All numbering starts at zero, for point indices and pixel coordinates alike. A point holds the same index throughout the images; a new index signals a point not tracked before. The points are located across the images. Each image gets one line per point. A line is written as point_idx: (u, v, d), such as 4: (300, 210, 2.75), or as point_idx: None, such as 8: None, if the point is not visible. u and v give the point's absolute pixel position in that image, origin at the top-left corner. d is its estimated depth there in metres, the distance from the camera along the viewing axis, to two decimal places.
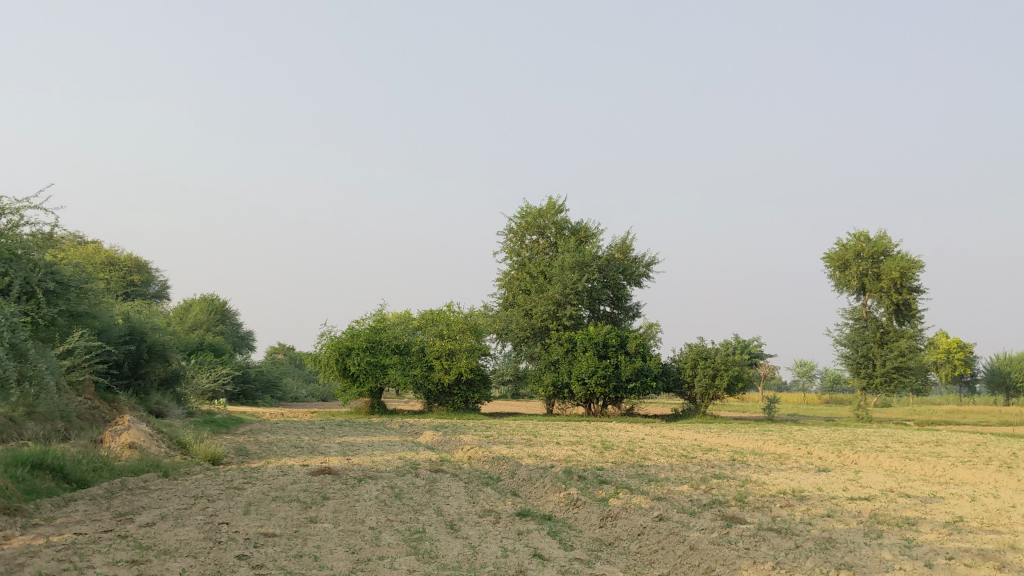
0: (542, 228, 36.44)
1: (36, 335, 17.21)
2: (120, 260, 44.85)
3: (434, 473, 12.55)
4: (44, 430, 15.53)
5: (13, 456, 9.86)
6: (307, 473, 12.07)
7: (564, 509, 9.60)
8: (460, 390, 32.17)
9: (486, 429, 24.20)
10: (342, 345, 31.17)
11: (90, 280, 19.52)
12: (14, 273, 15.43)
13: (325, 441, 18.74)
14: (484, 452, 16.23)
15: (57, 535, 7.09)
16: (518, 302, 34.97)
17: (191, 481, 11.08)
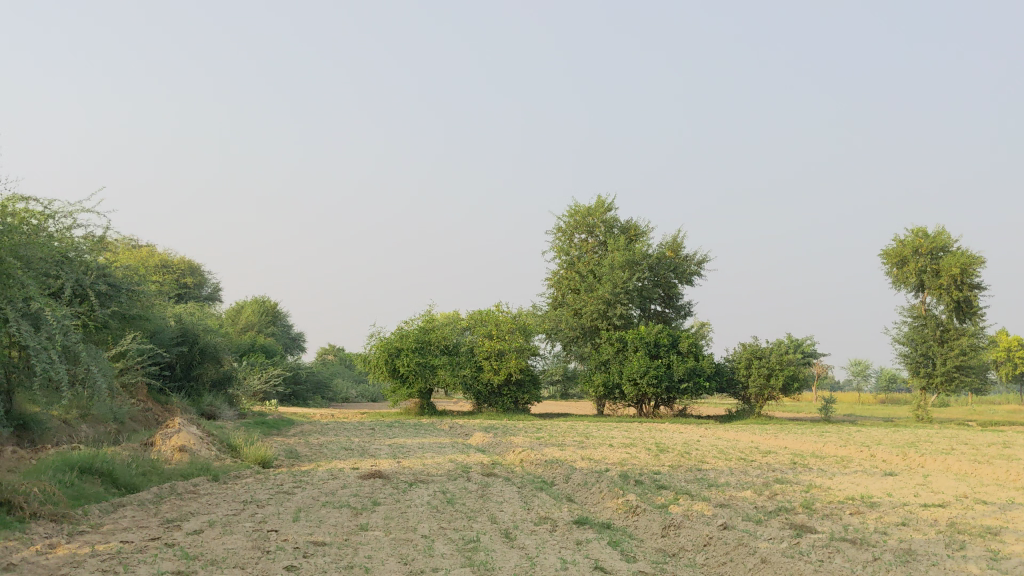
0: (591, 227, 35.98)
1: (90, 337, 17.28)
2: (173, 263, 45.35)
3: (486, 477, 12.25)
4: (98, 432, 15.55)
5: (62, 461, 9.80)
6: (357, 477, 11.85)
7: (623, 517, 9.22)
8: (510, 390, 31.90)
9: (537, 431, 23.82)
10: (391, 345, 31.05)
11: (143, 282, 19.56)
12: (67, 276, 15.46)
13: (375, 442, 18.55)
14: (536, 455, 15.89)
15: (104, 544, 6.90)
16: (568, 302, 34.59)
17: (240, 485, 10.90)
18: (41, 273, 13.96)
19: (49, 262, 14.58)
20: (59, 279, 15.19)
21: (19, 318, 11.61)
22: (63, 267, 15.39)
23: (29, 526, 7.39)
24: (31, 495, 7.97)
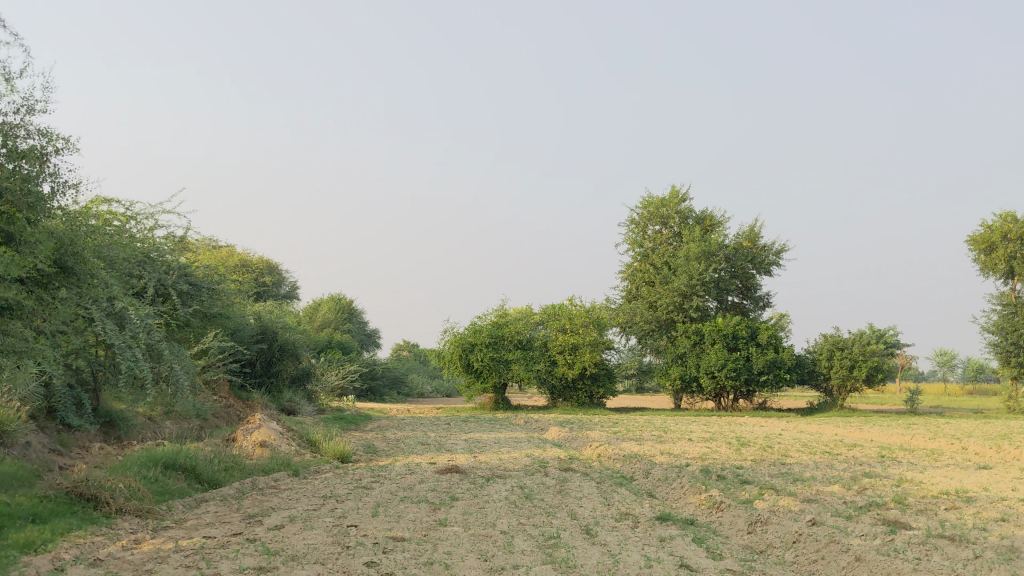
0: (665, 218, 35.50)
1: (172, 336, 17.64)
2: (251, 262, 46.22)
3: (564, 472, 12.10)
4: (181, 428, 15.88)
5: (147, 457, 9.97)
6: (434, 472, 11.82)
7: (707, 512, 8.99)
8: (585, 384, 31.65)
9: (613, 425, 23.57)
10: (466, 341, 31.16)
11: (223, 281, 19.91)
12: (149, 276, 15.80)
13: (452, 437, 18.55)
14: (614, 449, 15.67)
15: (187, 539, 6.95)
16: (642, 295, 34.22)
17: (320, 480, 10.96)
18: (124, 273, 14.28)
19: (132, 263, 14.91)
20: (142, 279, 15.52)
21: (104, 318, 11.88)
22: (145, 268, 15.73)
23: (115, 521, 7.51)
24: (116, 491, 8.11)
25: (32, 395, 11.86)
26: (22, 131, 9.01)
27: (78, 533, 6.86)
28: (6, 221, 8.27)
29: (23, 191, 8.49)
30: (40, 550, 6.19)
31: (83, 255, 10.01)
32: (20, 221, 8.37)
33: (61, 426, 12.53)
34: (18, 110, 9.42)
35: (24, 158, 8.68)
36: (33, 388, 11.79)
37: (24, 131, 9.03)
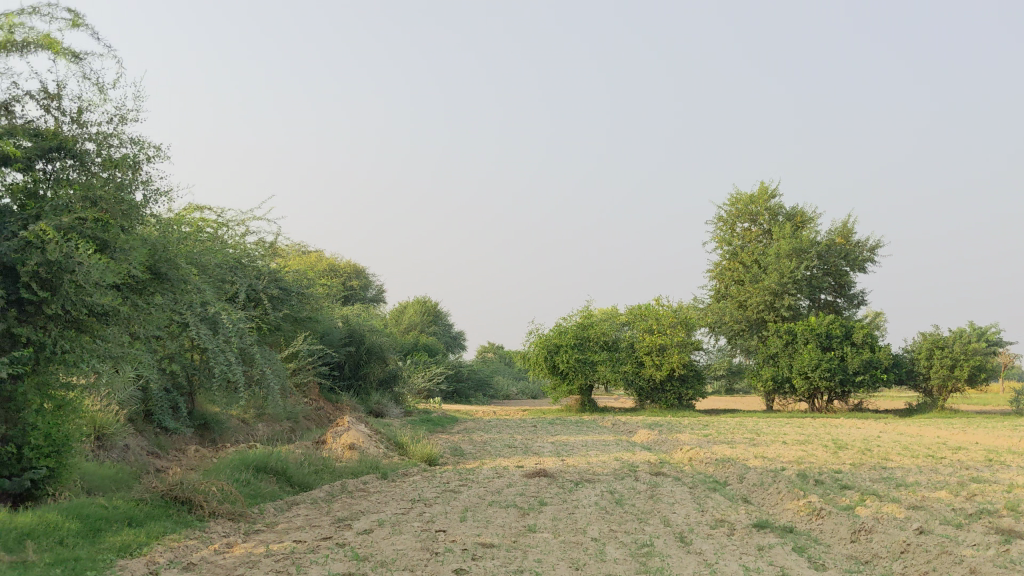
0: (755, 215, 34.75)
1: (264, 340, 17.94)
2: (339, 267, 46.92)
3: (655, 476, 11.83)
4: (273, 431, 16.12)
5: (240, 460, 10.10)
6: (523, 475, 11.69)
7: (806, 520, 8.63)
8: (673, 385, 31.14)
9: (704, 428, 23.09)
10: (551, 343, 31.16)
11: (312, 285, 20.19)
12: (241, 281, 16.09)
13: (539, 440, 18.41)
14: (706, 453, 15.29)
15: (278, 543, 6.96)
16: (731, 294, 33.57)
17: (408, 483, 10.94)
18: (217, 278, 14.56)
19: (225, 268, 15.21)
20: (234, 284, 15.83)
21: (198, 323, 12.12)
22: (237, 273, 16.03)
23: (208, 525, 7.58)
24: (210, 494, 8.20)
25: (130, 398, 12.16)
26: (115, 139, 9.21)
27: (173, 537, 6.94)
28: (100, 227, 8.46)
29: (117, 198, 8.67)
30: (136, 554, 6.26)
31: (176, 261, 10.20)
32: (114, 227, 8.54)
33: (158, 429, 12.83)
34: (112, 119, 9.65)
35: (118, 165, 8.87)
36: (131, 391, 12.09)
37: (117, 139, 9.24)
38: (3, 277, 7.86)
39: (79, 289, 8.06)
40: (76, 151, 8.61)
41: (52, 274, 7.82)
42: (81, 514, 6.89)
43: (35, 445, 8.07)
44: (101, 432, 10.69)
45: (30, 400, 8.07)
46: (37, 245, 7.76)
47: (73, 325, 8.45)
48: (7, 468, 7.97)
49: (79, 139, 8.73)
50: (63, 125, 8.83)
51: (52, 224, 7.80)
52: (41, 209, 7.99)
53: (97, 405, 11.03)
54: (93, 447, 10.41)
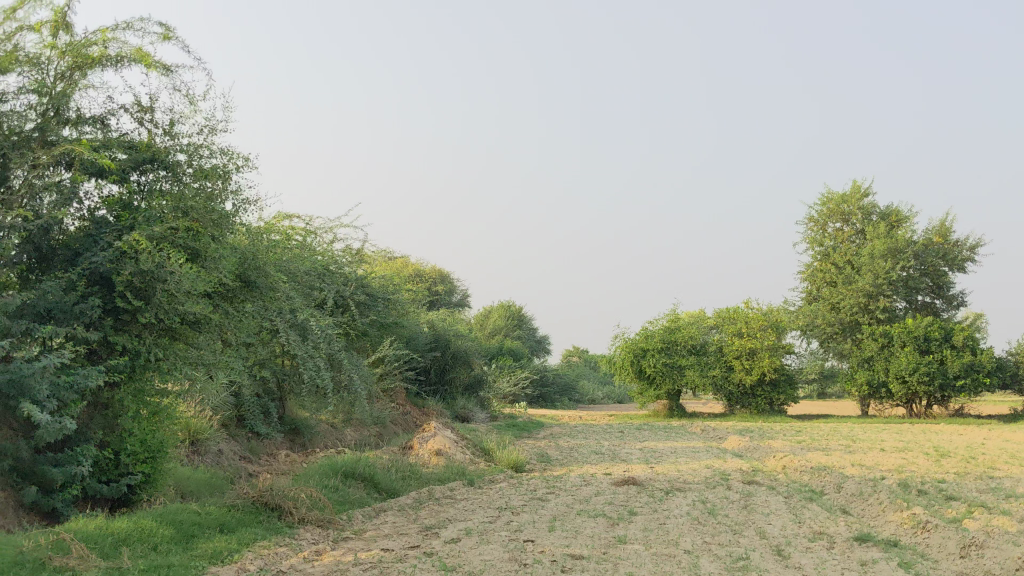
0: (847, 215, 33.75)
1: (351, 345, 18.13)
2: (425, 272, 47.33)
3: (748, 485, 11.49)
4: (361, 436, 16.26)
5: (329, 466, 10.17)
6: (611, 483, 11.50)
7: (911, 533, 8.23)
8: (764, 390, 30.42)
9: (797, 434, 22.47)
10: (637, 346, 30.83)
11: (398, 291, 20.34)
12: (329, 288, 16.30)
13: (627, 446, 18.15)
14: (800, 461, 14.82)
15: (366, 551, 6.93)
16: (824, 296, 32.75)
17: (495, 490, 10.85)
18: (305, 285, 14.76)
19: (313, 275, 15.42)
20: (322, 291, 16.03)
21: (287, 329, 12.31)
22: (324, 280, 16.23)
23: (298, 531, 7.60)
24: (300, 501, 8.23)
25: (223, 404, 12.38)
26: (205, 150, 9.37)
27: (263, 544, 6.97)
28: (192, 236, 8.61)
29: (207, 208, 8.81)
30: (227, 561, 6.29)
31: (265, 269, 10.33)
32: (204, 236, 8.68)
33: (250, 434, 13.03)
34: (202, 130, 9.83)
35: (208, 176, 9.02)
36: (224, 397, 12.31)
37: (207, 150, 9.40)
38: (99, 287, 8.06)
39: (171, 297, 8.21)
40: (168, 162, 8.78)
41: (145, 284, 7.98)
42: (175, 521, 6.99)
43: (131, 451, 8.23)
44: (195, 437, 10.89)
45: (126, 406, 8.25)
46: (131, 255, 7.93)
47: (166, 333, 8.62)
48: (105, 473, 8.13)
49: (171, 150, 8.91)
50: (156, 137, 9.03)
51: (145, 235, 7.96)
52: (135, 219, 8.16)
53: (192, 410, 11.24)
54: (188, 452, 10.62)
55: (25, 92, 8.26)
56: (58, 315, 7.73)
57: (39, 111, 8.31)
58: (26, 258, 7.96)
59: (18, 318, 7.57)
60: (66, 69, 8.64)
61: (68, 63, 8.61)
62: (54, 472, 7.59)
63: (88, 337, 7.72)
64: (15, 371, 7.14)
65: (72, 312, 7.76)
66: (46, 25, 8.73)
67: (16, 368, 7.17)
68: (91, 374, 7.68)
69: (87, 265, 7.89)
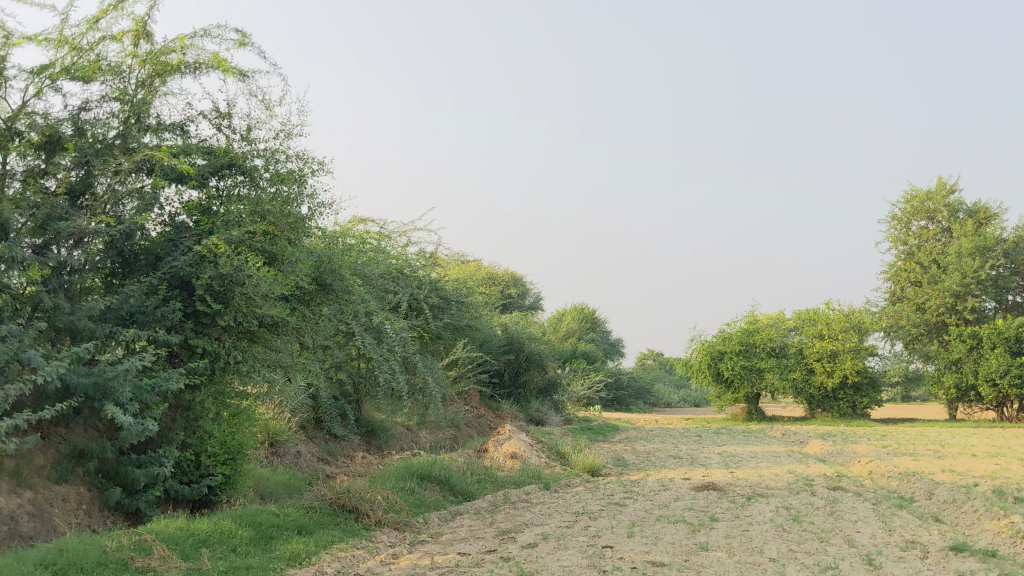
0: (932, 212, 32.68)
1: (426, 348, 18.18)
2: (498, 276, 47.41)
3: (833, 490, 11.12)
4: (437, 438, 16.29)
5: (405, 469, 10.16)
6: (690, 488, 11.25)
7: (1010, 543, 7.84)
8: (846, 394, 29.60)
9: (882, 439, 21.81)
10: (714, 349, 30.34)
11: (471, 294, 20.35)
12: (403, 291, 16.37)
13: (705, 450, 17.81)
14: (887, 466, 14.31)
15: (443, 555, 6.86)
16: (909, 296, 31.80)
17: (571, 494, 10.71)
18: (380, 288, 14.84)
19: (387, 278, 15.50)
20: (397, 294, 16.09)
21: (363, 333, 12.41)
22: (399, 283, 16.30)
23: (375, 534, 7.58)
24: (376, 503, 8.22)
25: (301, 406, 12.50)
26: (281, 155, 9.46)
27: (340, 546, 6.96)
28: (269, 240, 8.68)
29: (283, 211, 8.87)
30: (305, 563, 6.28)
31: (341, 272, 10.37)
32: (281, 240, 8.73)
33: (328, 436, 13.12)
34: (278, 135, 9.92)
35: (284, 180, 9.09)
36: (302, 399, 12.43)
37: (283, 154, 9.48)
38: (180, 291, 8.18)
39: (249, 300, 8.28)
40: (246, 168, 8.88)
41: (224, 287, 8.05)
42: (254, 522, 7.02)
43: (211, 453, 8.31)
44: (274, 438, 11.01)
45: (207, 409, 8.33)
46: (210, 259, 8.03)
47: (245, 336, 8.70)
48: (187, 474, 8.23)
49: (249, 155, 9.01)
50: (234, 143, 9.15)
51: (223, 239, 8.05)
52: (213, 224, 8.26)
53: (271, 412, 11.37)
54: (267, 453, 10.73)
55: (108, 100, 8.46)
56: (140, 319, 7.88)
57: (121, 119, 8.51)
58: (110, 263, 8.15)
59: (102, 322, 7.74)
60: (147, 77, 8.82)
61: (148, 72, 8.79)
62: (138, 474, 7.74)
63: (169, 340, 7.83)
64: (99, 374, 7.28)
65: (154, 315, 7.88)
66: (127, 35, 8.93)
67: (101, 371, 7.31)
68: (173, 376, 7.79)
69: (168, 269, 8.02)
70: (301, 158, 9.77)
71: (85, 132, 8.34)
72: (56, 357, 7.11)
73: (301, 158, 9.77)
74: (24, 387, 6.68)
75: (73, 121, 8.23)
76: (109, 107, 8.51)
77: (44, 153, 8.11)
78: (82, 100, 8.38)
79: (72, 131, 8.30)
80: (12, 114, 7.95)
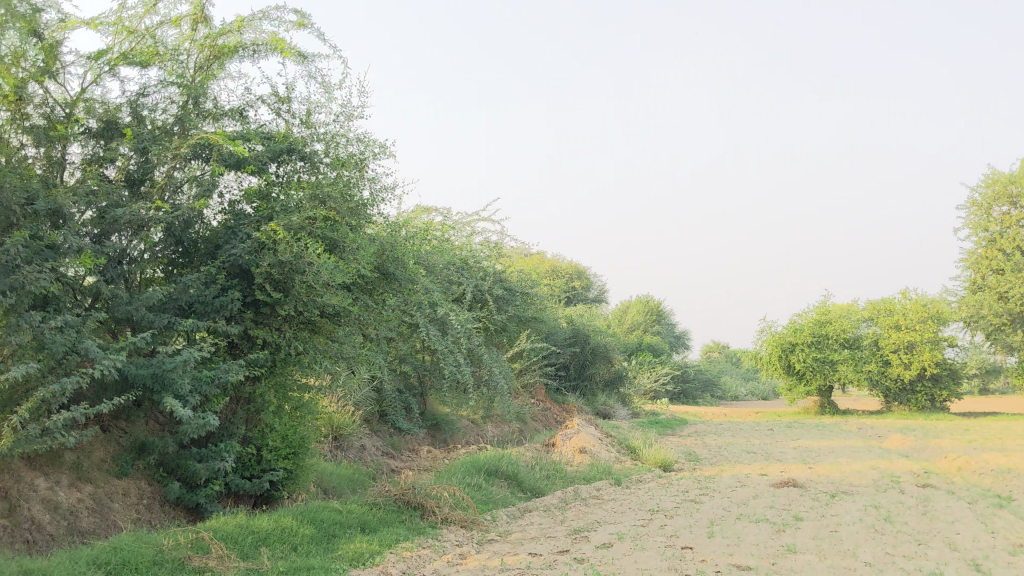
0: (1015, 197, 31.27)
1: (490, 341, 17.85)
2: (562, 268, 46.95)
3: (923, 488, 10.49)
4: (502, 432, 15.97)
5: (471, 464, 9.86)
6: (769, 485, 10.74)
7: None
8: (925, 386, 28.51)
9: (966, 433, 20.86)
10: (785, 341, 29.52)
11: (536, 285, 19.98)
12: (468, 282, 16.06)
13: (779, 445, 17.18)
14: (977, 462, 13.55)
15: (513, 556, 6.49)
16: (990, 285, 30.55)
17: (644, 491, 10.26)
18: (444, 279, 14.56)
19: (451, 269, 15.20)
20: (461, 285, 15.78)
21: (428, 325, 12.20)
22: (463, 274, 16.00)
23: (442, 532, 7.23)
24: (442, 500, 7.91)
25: (365, 399, 12.27)
26: (342, 139, 9.19)
27: (406, 545, 6.63)
28: (329, 226, 8.37)
29: (344, 196, 8.56)
30: (368, 564, 5.96)
31: (404, 261, 9.97)
32: (342, 226, 8.43)
33: (392, 429, 12.87)
34: (339, 118, 9.66)
35: (344, 165, 8.82)
36: (366, 392, 12.21)
37: (343, 139, 9.21)
38: (239, 279, 7.94)
39: (310, 289, 7.99)
40: (306, 153, 8.64)
41: (284, 275, 7.76)
42: (316, 519, 6.75)
43: (273, 447, 8.09)
44: (338, 432, 10.79)
45: (268, 401, 8.08)
46: (269, 246, 7.77)
47: (306, 326, 8.44)
48: (248, 469, 8.01)
49: (309, 140, 8.78)
50: (294, 128, 8.90)
51: (283, 225, 7.76)
52: (273, 210, 7.99)
53: (334, 406, 11.15)
54: (330, 448, 10.51)
55: (166, 85, 8.30)
56: (198, 309, 7.66)
57: (180, 104, 8.32)
58: (169, 253, 7.97)
59: (161, 312, 7.54)
60: (204, 61, 8.63)
61: (205, 55, 8.59)
62: (198, 468, 7.52)
63: (228, 330, 7.59)
64: (158, 365, 7.07)
65: (213, 305, 7.66)
66: (185, 19, 8.72)
67: (159, 362, 7.10)
68: (232, 368, 7.55)
69: (227, 257, 7.79)
70: (361, 138, 9.47)
71: (144, 118, 8.18)
72: (113, 348, 6.93)
73: (361, 138, 9.47)
74: (82, 380, 6.49)
75: (132, 107, 8.07)
76: (168, 93, 8.35)
77: (102, 140, 7.95)
78: (140, 84, 8.21)
79: (131, 117, 8.14)
80: (71, 100, 7.81)
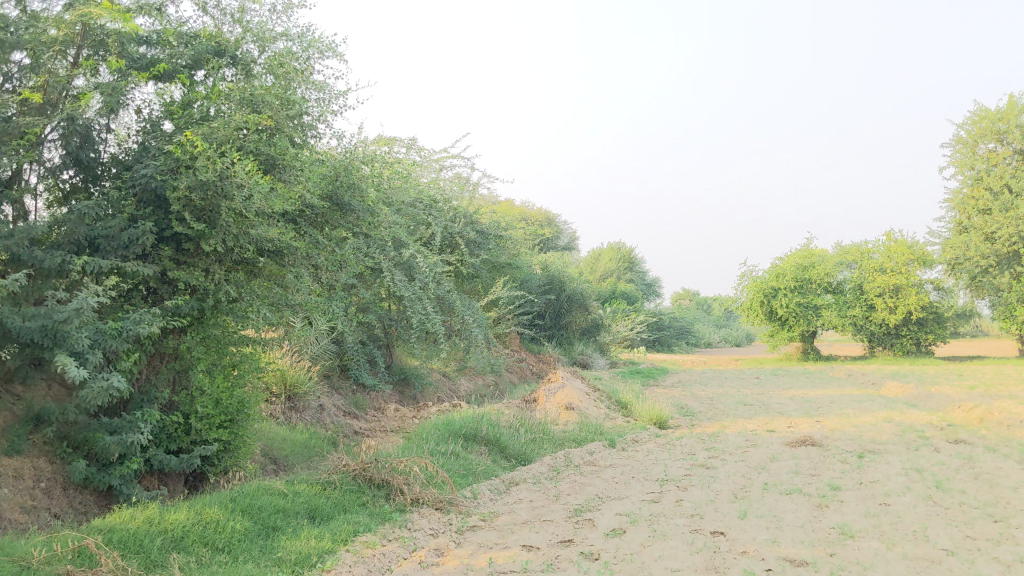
0: (1001, 134, 30.02)
1: (462, 288, 16.43)
2: (531, 216, 45.35)
3: (956, 444, 9.28)
4: (476, 387, 14.66)
5: (445, 427, 8.51)
6: (783, 444, 9.49)
7: None
8: (910, 330, 27.39)
9: (961, 378, 19.86)
10: (767, 286, 28.44)
11: (509, 227, 18.52)
12: (436, 222, 14.56)
13: (774, 395, 15.99)
14: (997, 412, 12.42)
15: (502, 551, 5.10)
16: (976, 226, 29.54)
17: (644, 454, 8.94)
18: (409, 217, 13.09)
19: (416, 207, 13.70)
20: (429, 226, 14.29)
21: (392, 269, 10.78)
22: (432, 213, 14.49)
23: (412, 518, 5.83)
24: (411, 476, 6.53)
25: (324, 353, 10.85)
26: (279, 39, 7.72)
27: (367, 539, 5.23)
28: (264, 139, 6.84)
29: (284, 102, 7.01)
30: (316, 570, 4.55)
31: (363, 188, 8.38)
32: (281, 140, 6.91)
33: (355, 386, 11.46)
34: (275, 14, 8.14)
35: (283, 66, 7.41)
36: (325, 344, 10.77)
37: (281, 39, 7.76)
38: (154, 208, 6.43)
39: (241, 219, 6.50)
40: (237, 56, 7.21)
41: (208, 202, 6.25)
42: (251, 508, 5.33)
43: (203, 415, 6.64)
44: (292, 392, 9.34)
45: (197, 358, 6.63)
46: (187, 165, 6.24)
47: (241, 266, 6.95)
48: (173, 442, 6.57)
49: (241, 39, 7.30)
50: (224, 29, 7.44)
51: (202, 135, 6.22)
52: (192, 119, 6.46)
53: (286, 361, 9.71)
54: (283, 409, 9.07)
55: None
56: (102, 246, 6.14)
57: None
58: (67, 177, 6.44)
59: (55, 250, 6.01)
60: None
61: None
62: (108, 443, 6.01)
63: (139, 270, 6.10)
64: (48, 315, 5.55)
65: (120, 240, 6.14)
66: None
67: (49, 312, 5.58)
68: (145, 318, 6.08)
69: (136, 179, 6.27)
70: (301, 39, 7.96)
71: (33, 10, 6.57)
72: None
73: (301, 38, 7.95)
74: None
75: None
76: None
77: None
78: None
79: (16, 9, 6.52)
80: None
